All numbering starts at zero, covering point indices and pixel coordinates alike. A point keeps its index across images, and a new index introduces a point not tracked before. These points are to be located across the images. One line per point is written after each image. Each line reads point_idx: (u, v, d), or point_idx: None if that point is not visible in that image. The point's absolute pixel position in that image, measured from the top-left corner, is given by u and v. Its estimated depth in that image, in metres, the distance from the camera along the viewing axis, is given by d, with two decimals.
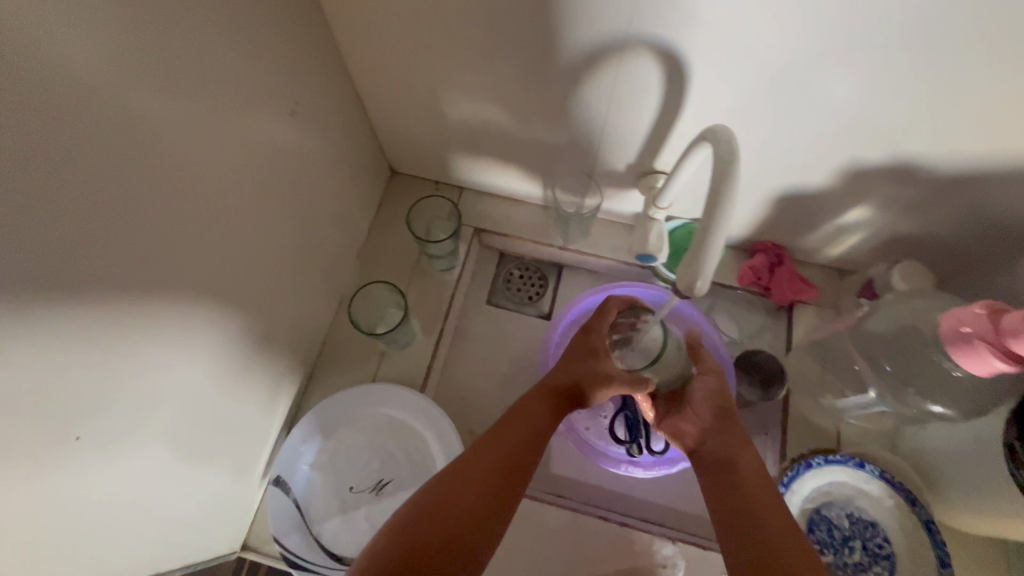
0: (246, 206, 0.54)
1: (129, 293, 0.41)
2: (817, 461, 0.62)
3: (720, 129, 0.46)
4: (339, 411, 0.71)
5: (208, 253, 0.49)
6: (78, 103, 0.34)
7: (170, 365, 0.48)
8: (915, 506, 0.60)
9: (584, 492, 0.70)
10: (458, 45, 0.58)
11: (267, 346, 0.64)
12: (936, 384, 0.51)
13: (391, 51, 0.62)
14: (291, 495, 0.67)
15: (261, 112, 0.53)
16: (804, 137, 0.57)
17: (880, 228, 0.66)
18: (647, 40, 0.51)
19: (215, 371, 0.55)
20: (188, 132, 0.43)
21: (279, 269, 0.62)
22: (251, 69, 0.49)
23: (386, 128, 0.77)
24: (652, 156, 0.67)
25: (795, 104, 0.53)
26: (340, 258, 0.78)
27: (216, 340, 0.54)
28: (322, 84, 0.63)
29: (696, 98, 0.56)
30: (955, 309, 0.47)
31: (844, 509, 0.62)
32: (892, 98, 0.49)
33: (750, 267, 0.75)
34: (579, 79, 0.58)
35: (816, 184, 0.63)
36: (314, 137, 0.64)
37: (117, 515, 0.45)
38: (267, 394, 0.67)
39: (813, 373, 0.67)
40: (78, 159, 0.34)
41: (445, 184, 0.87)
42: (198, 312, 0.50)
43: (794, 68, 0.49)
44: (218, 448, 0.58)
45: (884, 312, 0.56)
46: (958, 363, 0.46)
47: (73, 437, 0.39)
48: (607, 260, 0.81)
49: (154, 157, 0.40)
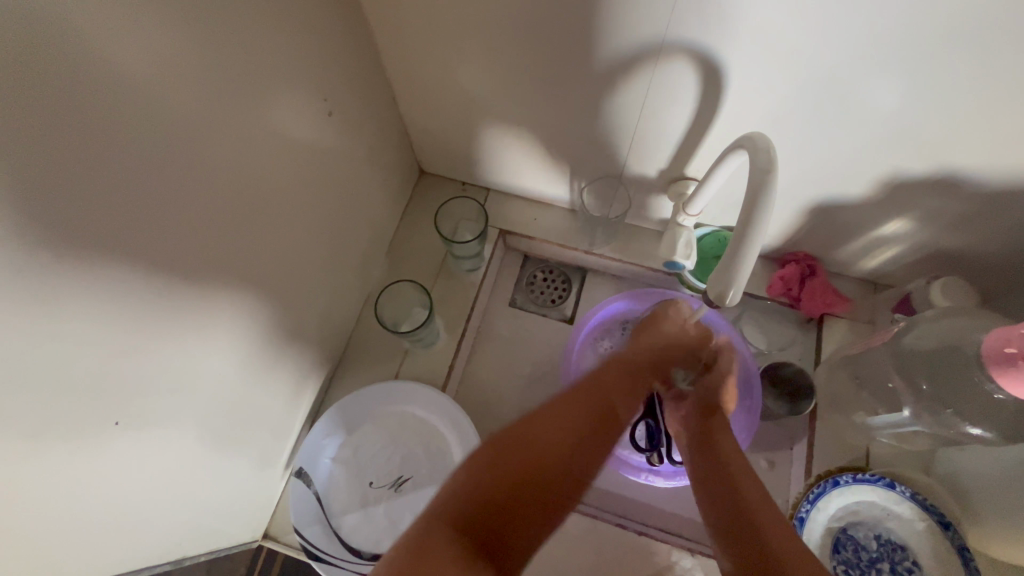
0: (279, 203, 0.55)
1: (164, 285, 0.42)
2: (845, 478, 0.60)
3: (757, 136, 0.46)
4: (362, 406, 0.72)
5: (239, 246, 0.50)
6: (126, 103, 0.35)
7: (200, 353, 0.49)
8: (948, 530, 0.57)
9: (603, 497, 0.69)
10: (490, 46, 0.58)
11: (295, 340, 0.65)
12: (975, 405, 0.49)
13: (424, 52, 0.63)
14: (312, 487, 0.68)
15: (297, 111, 0.54)
16: (841, 145, 0.56)
17: (919, 241, 0.64)
18: (682, 45, 0.50)
19: (243, 362, 0.56)
20: (223, 128, 0.44)
21: (309, 265, 0.64)
22: (287, 68, 0.51)
23: (417, 128, 0.78)
24: (683, 162, 0.66)
25: (834, 111, 0.52)
26: (368, 256, 0.79)
27: (247, 332, 0.55)
28: (358, 84, 0.64)
29: (730, 104, 0.55)
30: (999, 328, 0.45)
31: (872, 530, 0.60)
32: (936, 106, 0.48)
33: (780, 277, 0.73)
34: (611, 82, 0.57)
35: (852, 195, 0.62)
36: (347, 135, 0.65)
37: (146, 498, 0.47)
38: (293, 387, 0.68)
39: (844, 388, 0.65)
40: (123, 155, 0.36)
41: (472, 185, 0.87)
42: (229, 305, 0.51)
43: (835, 75, 0.48)
44: (243, 439, 0.60)
45: (920, 328, 0.54)
46: (1001, 384, 0.44)
47: (113, 422, 0.41)
48: (633, 266, 0.81)
49: (194, 156, 0.42)
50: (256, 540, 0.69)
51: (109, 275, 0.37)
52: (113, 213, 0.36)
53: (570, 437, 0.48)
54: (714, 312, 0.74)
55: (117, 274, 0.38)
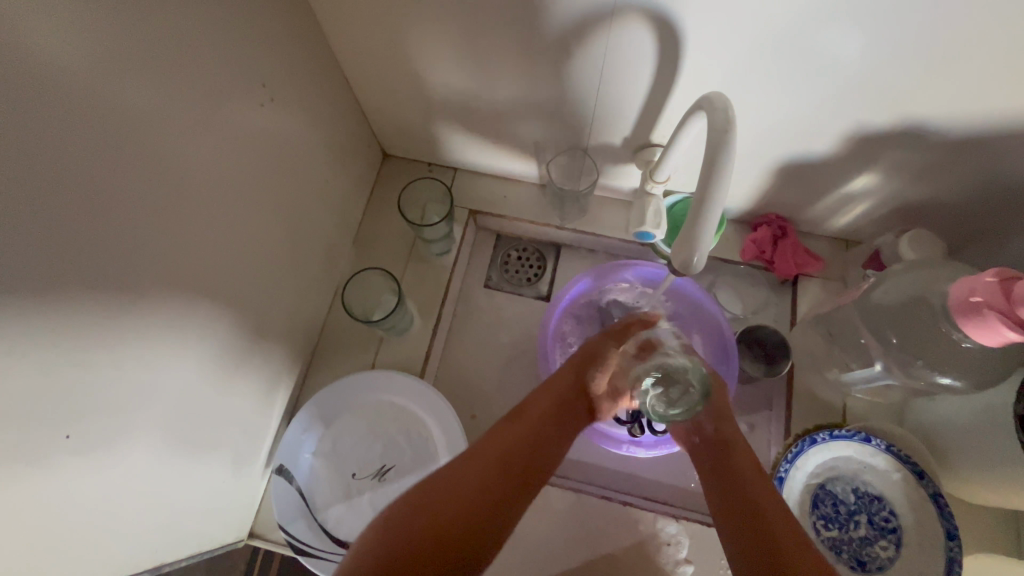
0: (233, 197, 0.52)
1: (114, 288, 0.40)
2: (822, 436, 0.60)
3: (715, 96, 0.44)
4: (340, 398, 0.71)
5: (194, 247, 0.48)
6: (40, 93, 0.32)
7: (162, 360, 0.47)
8: (922, 479, 0.58)
9: (587, 471, 0.70)
10: (446, 19, 0.55)
11: (263, 337, 0.63)
12: (944, 355, 0.49)
13: (375, 31, 0.59)
14: (294, 484, 0.67)
15: (245, 100, 0.51)
16: (808, 101, 0.54)
17: (886, 196, 0.63)
18: (638, 8, 0.48)
19: (210, 365, 0.54)
20: (164, 123, 0.42)
21: (272, 260, 0.62)
22: (229, 54, 0.47)
23: (375, 110, 0.75)
24: (648, 129, 0.64)
25: (799, 67, 0.50)
26: (333, 247, 0.76)
27: (210, 332, 0.53)
28: (307, 67, 0.60)
29: (693, 66, 0.53)
30: (967, 276, 0.45)
31: (850, 484, 0.60)
32: (902, 58, 0.47)
33: (753, 241, 0.73)
34: (570, 49, 0.55)
35: (820, 152, 0.60)
36: (301, 122, 0.62)
37: (118, 507, 0.45)
38: (266, 383, 0.66)
39: (819, 348, 0.65)
40: (42, 145, 0.33)
41: (438, 166, 0.85)
42: (190, 305, 0.49)
43: (797, 29, 0.46)
44: (218, 436, 0.58)
45: (888, 283, 0.54)
46: (968, 333, 0.45)
47: (63, 436, 0.38)
48: (605, 238, 0.79)
49: (132, 147, 0.39)
50: (242, 540, 0.69)
51: (50, 279, 0.35)
52: (43, 215, 0.34)
53: (494, 478, 0.44)
54: (686, 280, 0.73)
55: (59, 277, 0.35)
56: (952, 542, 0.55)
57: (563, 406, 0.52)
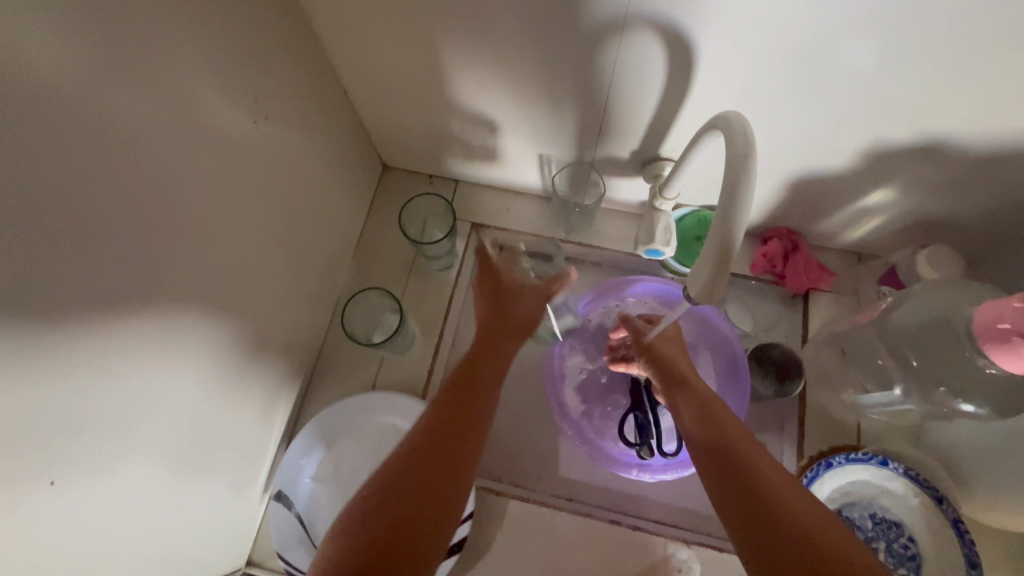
0: (228, 221, 0.50)
1: (100, 323, 0.38)
2: (838, 460, 0.59)
3: (732, 116, 0.42)
4: (340, 419, 0.69)
5: (187, 274, 0.46)
6: (18, 124, 0.30)
7: (155, 393, 0.45)
8: (942, 504, 0.56)
9: (596, 493, 0.67)
10: (449, 31, 0.53)
11: (260, 359, 0.61)
12: (968, 381, 0.47)
13: (375, 43, 0.57)
14: (293, 511, 0.65)
15: (241, 119, 0.49)
16: (824, 116, 0.52)
17: (902, 211, 0.61)
18: (651, 21, 0.46)
19: (205, 394, 0.52)
20: (153, 148, 0.39)
21: (270, 281, 0.60)
22: (223, 72, 0.45)
23: (374, 122, 0.73)
24: (657, 143, 0.62)
25: (818, 81, 0.48)
26: (332, 263, 0.74)
27: (204, 360, 0.51)
28: (305, 82, 0.58)
29: (706, 80, 0.51)
30: (993, 301, 0.44)
31: (867, 509, 0.59)
32: (926, 73, 0.45)
33: (763, 254, 0.71)
34: (578, 62, 0.53)
35: (836, 167, 0.59)
36: (299, 138, 0.60)
37: (109, 549, 0.43)
38: (264, 406, 0.64)
39: (833, 367, 0.64)
40: (22, 180, 0.31)
41: (439, 178, 0.83)
42: (183, 334, 0.47)
43: (817, 42, 0.44)
44: (214, 464, 0.56)
45: (908, 304, 0.53)
46: (993, 360, 0.43)
47: (48, 481, 0.36)
48: (611, 253, 0.78)
49: (120, 175, 0.37)
50: (241, 568, 0.67)
51: (32, 320, 0.33)
52: (23, 252, 0.31)
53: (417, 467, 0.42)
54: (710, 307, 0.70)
55: (41, 316, 0.33)
56: (974, 570, 0.54)
57: (466, 381, 0.51)
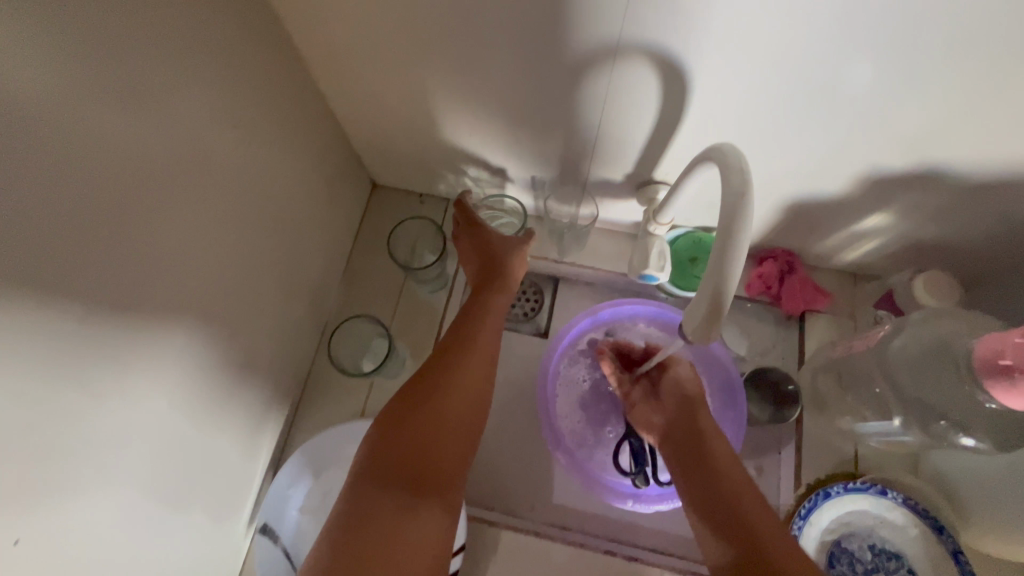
0: (209, 253, 0.48)
1: (66, 368, 0.36)
2: (836, 489, 0.59)
3: (728, 147, 0.41)
4: (327, 447, 0.67)
5: (161, 310, 0.44)
6: None
7: (128, 435, 0.43)
8: (942, 534, 0.56)
9: (590, 522, 0.66)
10: (436, 55, 0.52)
11: (244, 390, 0.60)
12: (968, 415, 0.46)
13: (362, 66, 0.56)
14: (279, 544, 0.63)
15: (222, 147, 0.47)
16: (820, 142, 0.51)
17: (899, 234, 0.61)
18: (643, 48, 0.45)
19: (185, 431, 0.50)
20: (124, 183, 0.38)
21: (254, 310, 0.58)
22: (200, 100, 0.44)
23: (363, 143, 0.71)
24: (650, 166, 0.61)
25: (813, 107, 0.47)
26: (320, 286, 0.73)
27: (182, 397, 0.49)
28: (290, 105, 0.56)
29: (700, 105, 0.50)
30: (993, 334, 0.43)
31: (866, 540, 0.58)
32: (923, 101, 0.44)
33: (758, 275, 0.70)
34: (568, 87, 0.52)
35: (833, 192, 0.58)
36: (285, 163, 0.58)
37: None
38: (248, 437, 0.62)
39: (831, 392, 0.62)
40: None
41: (430, 197, 0.81)
42: (159, 371, 0.45)
43: (811, 70, 0.44)
44: (194, 500, 0.54)
45: (907, 333, 0.52)
46: (994, 395, 0.42)
47: (11, 541, 0.34)
48: (605, 273, 0.76)
49: (86, 213, 0.35)
50: None
51: None
52: None
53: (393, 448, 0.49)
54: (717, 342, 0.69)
55: None
56: None
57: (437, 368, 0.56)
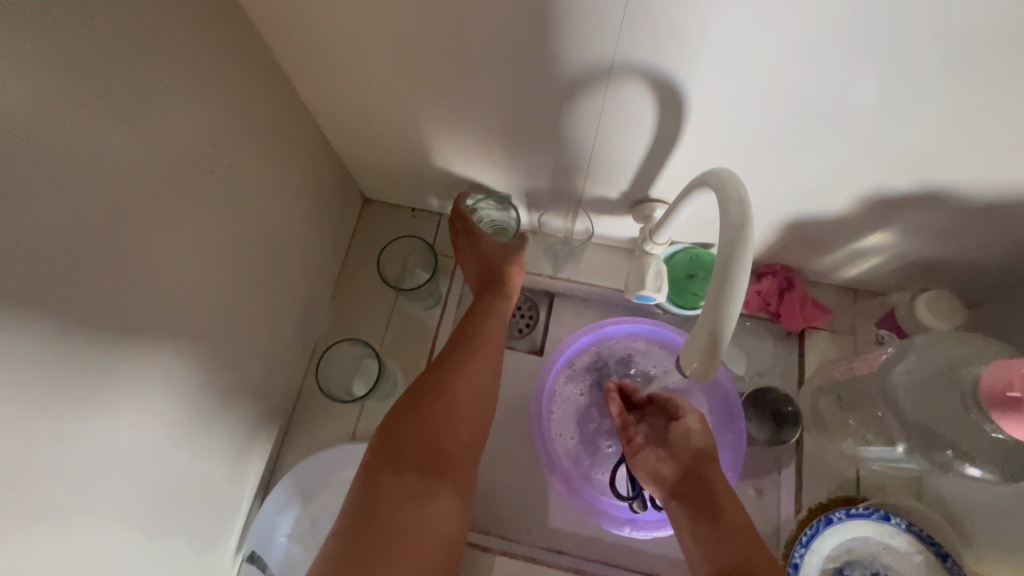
0: (192, 281, 0.47)
1: (37, 411, 0.34)
2: (838, 515, 0.57)
3: (724, 173, 0.39)
4: (318, 470, 0.66)
5: (141, 343, 0.42)
6: None
7: (108, 474, 0.41)
8: (946, 561, 0.55)
9: (585, 546, 0.64)
10: (427, 73, 0.50)
11: (231, 416, 0.58)
12: (973, 444, 0.45)
13: (350, 83, 0.54)
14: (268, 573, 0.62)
15: (205, 171, 0.46)
16: (820, 162, 0.50)
17: (901, 253, 0.59)
18: (638, 69, 0.43)
19: (169, 464, 0.49)
20: (100, 215, 0.36)
21: (241, 335, 0.56)
22: (181, 125, 0.42)
23: (353, 158, 0.70)
24: (647, 184, 0.60)
25: (815, 128, 0.46)
26: (310, 305, 0.71)
27: (165, 429, 0.47)
28: (276, 124, 0.55)
29: (698, 125, 0.49)
30: (1000, 364, 0.41)
31: (868, 568, 0.56)
32: (928, 123, 0.43)
33: (757, 293, 0.68)
34: (563, 107, 0.50)
35: (834, 211, 0.56)
36: (271, 183, 0.56)
37: None
38: (235, 463, 0.61)
39: (832, 414, 0.61)
40: None
41: (422, 211, 0.79)
42: (140, 406, 0.43)
43: (813, 91, 0.42)
44: (179, 534, 0.52)
45: (910, 357, 0.50)
46: (1003, 427, 0.40)
47: None
48: (601, 289, 0.74)
49: (58, 250, 0.34)
50: None
51: None
52: None
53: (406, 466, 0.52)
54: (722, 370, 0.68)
55: None
56: None
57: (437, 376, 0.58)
